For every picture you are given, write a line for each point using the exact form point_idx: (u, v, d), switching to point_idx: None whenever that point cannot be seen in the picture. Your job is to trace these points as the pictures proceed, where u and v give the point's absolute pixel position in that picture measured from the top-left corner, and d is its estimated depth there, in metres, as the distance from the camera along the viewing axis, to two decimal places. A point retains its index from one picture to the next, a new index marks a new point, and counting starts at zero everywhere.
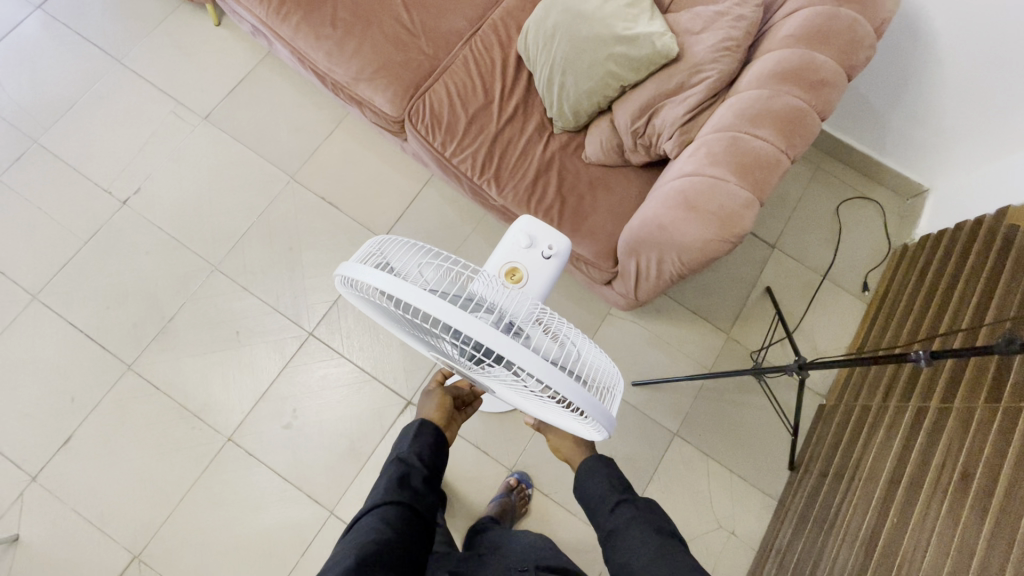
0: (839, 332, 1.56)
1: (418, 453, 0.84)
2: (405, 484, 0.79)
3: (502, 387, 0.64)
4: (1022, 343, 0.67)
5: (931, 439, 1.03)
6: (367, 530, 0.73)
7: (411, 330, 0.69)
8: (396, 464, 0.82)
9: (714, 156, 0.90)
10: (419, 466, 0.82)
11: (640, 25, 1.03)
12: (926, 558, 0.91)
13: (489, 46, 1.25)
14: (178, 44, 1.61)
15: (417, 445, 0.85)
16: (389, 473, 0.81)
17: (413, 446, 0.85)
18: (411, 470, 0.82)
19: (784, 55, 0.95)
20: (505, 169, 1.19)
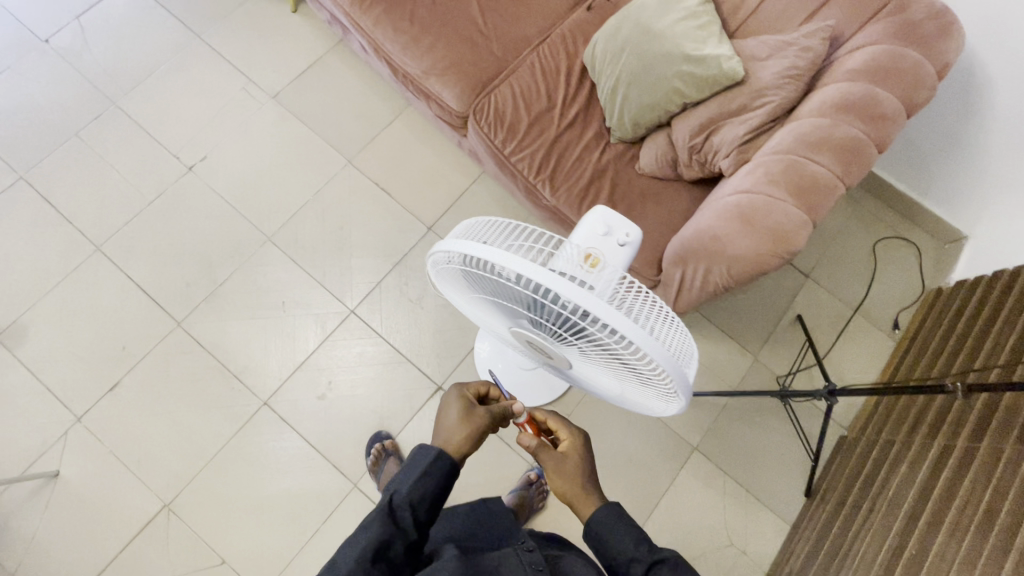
0: (866, 366, 1.57)
1: (416, 507, 0.66)
2: (387, 553, 0.62)
3: (584, 360, 0.67)
4: None
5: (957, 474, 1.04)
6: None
7: (492, 307, 0.71)
8: (387, 519, 0.64)
9: (771, 176, 0.94)
10: (410, 529, 0.64)
11: (708, 47, 1.07)
12: None
13: (556, 54, 1.31)
14: (255, 25, 1.70)
15: (418, 497, 0.66)
16: (369, 533, 0.62)
17: (412, 495, 0.66)
18: (395, 536, 0.63)
19: (847, 88, 0.99)
20: (560, 171, 1.24)
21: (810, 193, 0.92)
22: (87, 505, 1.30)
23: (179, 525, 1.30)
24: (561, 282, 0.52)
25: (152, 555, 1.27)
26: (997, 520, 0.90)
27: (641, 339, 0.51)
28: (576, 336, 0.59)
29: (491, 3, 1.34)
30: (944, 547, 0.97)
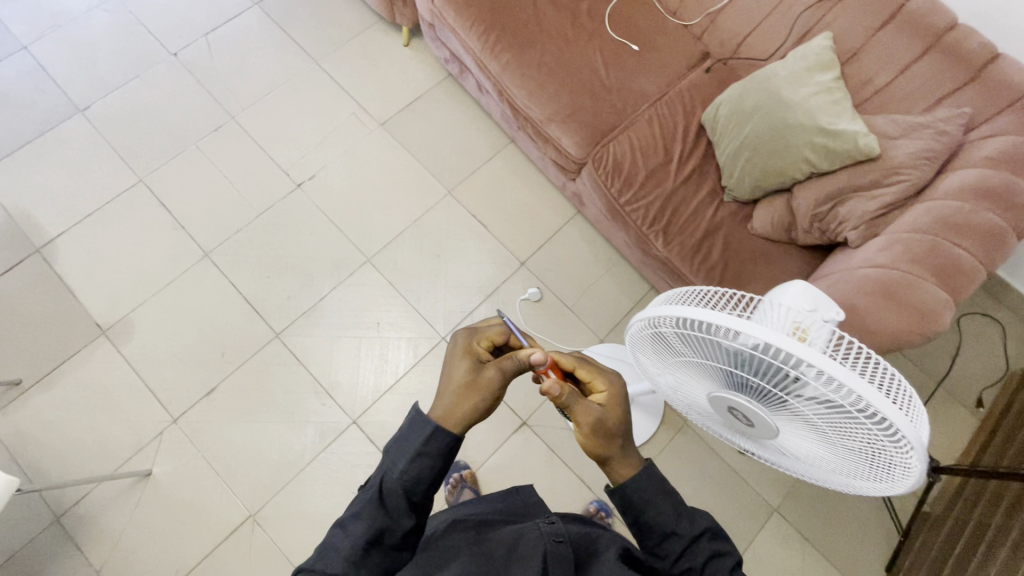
0: (950, 441, 1.55)
1: (407, 490, 0.65)
2: (382, 539, 0.64)
3: (789, 428, 0.67)
4: None
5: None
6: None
7: (684, 369, 0.73)
8: (376, 507, 0.64)
9: (912, 256, 0.97)
10: (403, 512, 0.65)
11: (842, 122, 1.12)
12: None
13: (674, 110, 1.36)
14: (369, 55, 1.79)
15: (407, 480, 0.65)
16: (359, 525, 0.63)
17: (403, 478, 0.65)
18: (389, 524, 0.64)
19: (985, 175, 1.02)
20: (675, 224, 1.27)
21: (955, 273, 0.94)
22: (174, 507, 1.31)
23: (261, 537, 1.30)
24: (795, 345, 0.54)
25: (233, 565, 1.28)
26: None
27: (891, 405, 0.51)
28: (794, 401, 0.60)
29: (614, 57, 1.40)
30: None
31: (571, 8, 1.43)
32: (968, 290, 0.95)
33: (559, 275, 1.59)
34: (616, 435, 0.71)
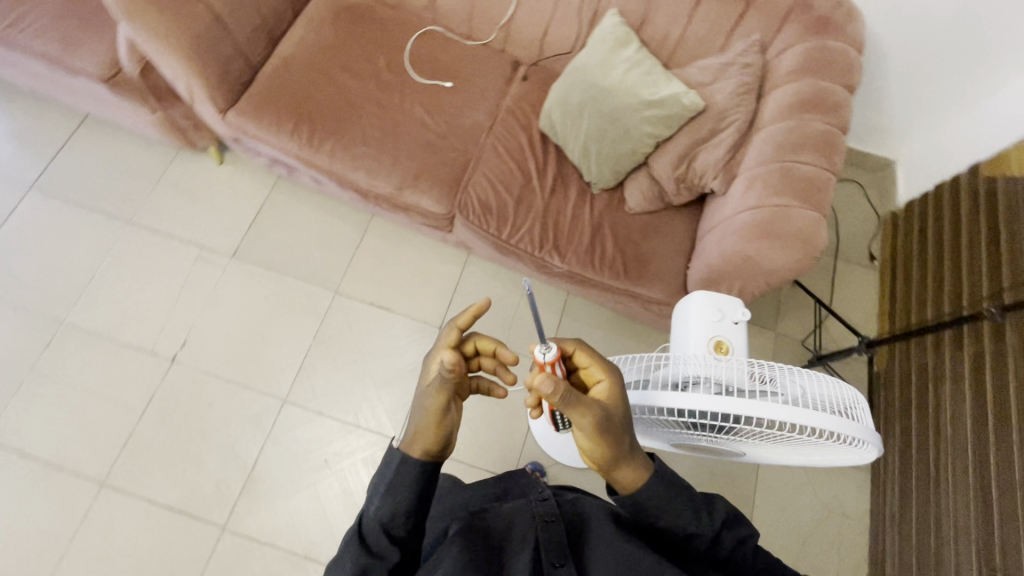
0: (864, 302, 1.69)
1: (386, 526, 0.66)
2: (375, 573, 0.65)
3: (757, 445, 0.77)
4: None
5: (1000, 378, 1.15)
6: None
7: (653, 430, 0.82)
8: (359, 546, 0.66)
9: (772, 187, 1.02)
10: (391, 545, 0.66)
11: (662, 88, 1.16)
12: None
13: (512, 130, 1.35)
14: (186, 190, 1.61)
15: (388, 518, 0.66)
16: (344, 565, 0.65)
17: (381, 513, 0.66)
18: (373, 563, 0.65)
19: (797, 88, 1.10)
20: (563, 237, 1.26)
21: (813, 187, 1.01)
22: None
23: None
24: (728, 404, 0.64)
25: None
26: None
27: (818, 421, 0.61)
28: (740, 431, 0.70)
29: (434, 102, 1.36)
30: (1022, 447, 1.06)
31: (371, 71, 1.37)
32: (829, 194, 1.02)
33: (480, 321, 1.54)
34: (622, 434, 0.62)
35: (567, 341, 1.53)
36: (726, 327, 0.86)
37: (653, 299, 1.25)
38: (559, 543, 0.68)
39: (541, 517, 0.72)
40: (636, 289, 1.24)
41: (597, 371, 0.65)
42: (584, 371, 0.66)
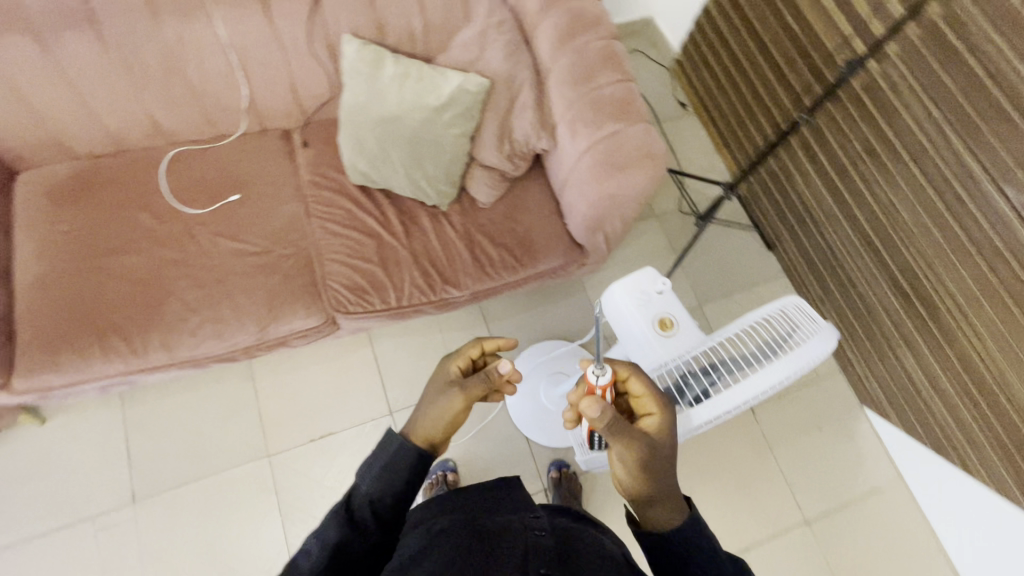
0: (701, 144, 1.83)
1: (374, 503, 0.68)
2: (348, 549, 0.64)
3: None
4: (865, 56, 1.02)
5: (835, 144, 1.37)
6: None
7: None
8: (342, 517, 0.66)
9: (593, 121, 1.06)
10: (369, 525, 0.67)
11: (443, 89, 1.14)
12: (904, 211, 1.24)
13: (330, 201, 1.25)
14: (26, 474, 1.31)
15: (375, 497, 0.68)
16: (326, 527, 0.66)
17: (375, 485, 0.69)
18: (352, 536, 0.65)
19: (555, 23, 1.13)
20: (447, 269, 1.21)
21: (626, 102, 1.07)
22: None
23: None
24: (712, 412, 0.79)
25: None
26: (887, 142, 1.23)
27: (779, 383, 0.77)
28: None
29: (236, 225, 1.21)
30: (876, 185, 1.29)
31: (147, 235, 1.18)
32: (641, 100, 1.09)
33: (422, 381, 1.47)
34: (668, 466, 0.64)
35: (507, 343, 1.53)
36: (655, 300, 0.90)
37: (556, 268, 1.26)
38: (553, 552, 0.62)
39: (534, 529, 0.67)
40: (538, 269, 1.24)
41: (651, 405, 0.69)
42: (639, 401, 0.71)
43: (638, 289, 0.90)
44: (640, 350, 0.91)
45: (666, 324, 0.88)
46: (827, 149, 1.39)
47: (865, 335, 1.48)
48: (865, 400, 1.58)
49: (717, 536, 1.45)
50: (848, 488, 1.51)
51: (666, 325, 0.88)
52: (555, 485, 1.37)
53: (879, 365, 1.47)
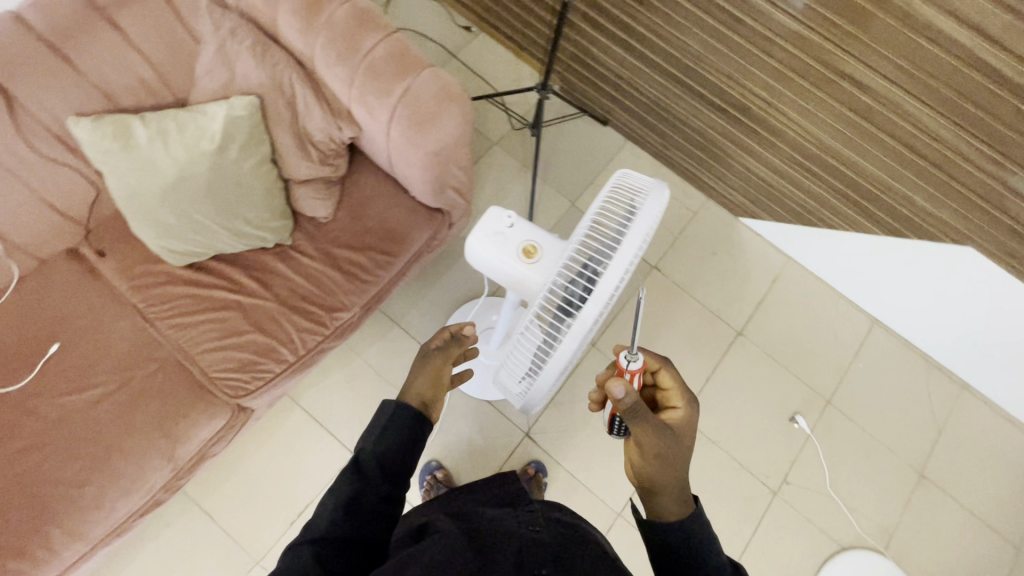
0: (502, 55, 1.83)
1: (380, 459, 0.73)
2: (360, 500, 0.69)
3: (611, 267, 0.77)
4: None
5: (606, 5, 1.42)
6: (301, 564, 0.64)
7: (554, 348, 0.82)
8: (352, 470, 0.72)
9: (381, 88, 1.01)
10: (376, 479, 0.72)
11: (213, 126, 1.03)
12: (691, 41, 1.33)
13: (166, 295, 1.11)
14: None
15: (381, 454, 0.73)
16: (340, 482, 0.71)
17: (381, 442, 0.74)
18: (362, 488, 0.70)
19: (289, 4, 1.03)
20: (326, 297, 1.15)
21: (399, 50, 1.02)
22: None
23: None
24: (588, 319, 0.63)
25: None
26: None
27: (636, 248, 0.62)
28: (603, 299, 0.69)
29: (76, 373, 1.05)
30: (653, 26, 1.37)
31: None
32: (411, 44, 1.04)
33: (367, 410, 1.42)
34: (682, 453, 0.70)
35: (426, 330, 1.51)
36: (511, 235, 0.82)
37: (429, 240, 1.24)
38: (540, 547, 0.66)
39: (530, 524, 0.72)
40: (411, 250, 1.22)
41: (678, 399, 0.74)
42: (666, 392, 0.76)
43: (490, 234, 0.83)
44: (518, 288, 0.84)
45: (531, 251, 0.81)
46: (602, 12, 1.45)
47: (713, 160, 1.62)
48: (738, 213, 1.75)
49: (680, 382, 1.60)
50: (756, 290, 1.71)
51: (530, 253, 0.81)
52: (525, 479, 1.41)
53: (732, 178, 1.63)
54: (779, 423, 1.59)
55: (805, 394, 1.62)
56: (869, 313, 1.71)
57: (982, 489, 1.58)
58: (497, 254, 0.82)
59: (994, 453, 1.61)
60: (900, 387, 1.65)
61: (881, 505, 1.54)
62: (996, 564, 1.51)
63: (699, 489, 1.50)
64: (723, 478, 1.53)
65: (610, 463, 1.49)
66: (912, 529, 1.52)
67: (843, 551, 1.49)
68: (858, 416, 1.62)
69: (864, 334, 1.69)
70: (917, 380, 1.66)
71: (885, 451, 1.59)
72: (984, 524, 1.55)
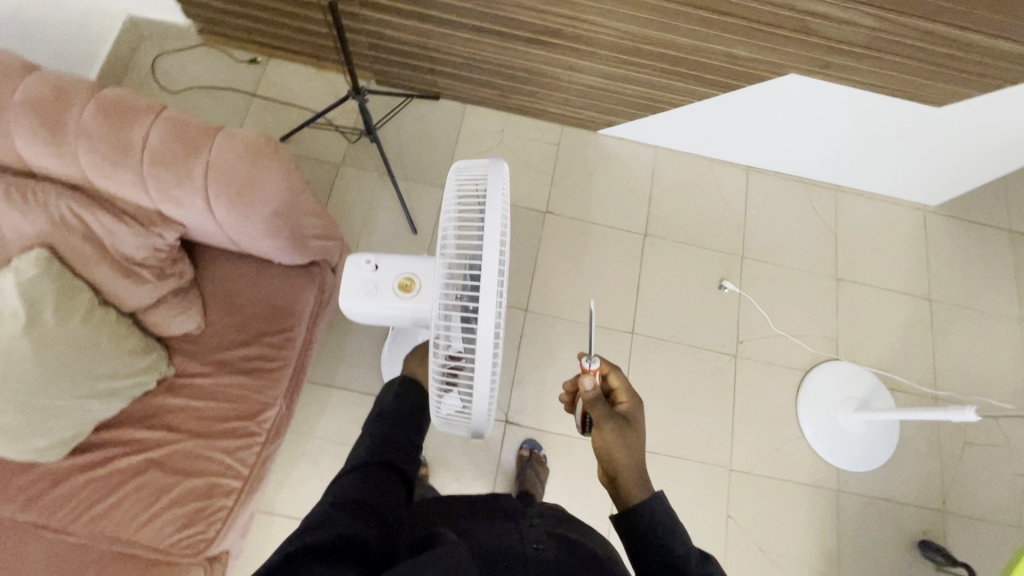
0: (302, 74, 1.70)
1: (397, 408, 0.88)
2: (387, 435, 0.84)
3: None
4: None
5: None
6: (349, 486, 0.76)
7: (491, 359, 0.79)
8: (378, 417, 0.87)
9: (182, 176, 0.91)
10: (397, 418, 0.87)
11: (12, 302, 0.88)
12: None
13: (61, 495, 0.96)
14: None
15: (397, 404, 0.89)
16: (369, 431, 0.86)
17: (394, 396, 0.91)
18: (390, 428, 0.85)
19: (25, 131, 0.87)
20: (242, 405, 1.05)
21: (176, 126, 0.91)
22: None
23: None
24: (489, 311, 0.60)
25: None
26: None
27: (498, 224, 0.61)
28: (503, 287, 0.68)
29: None
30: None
31: None
32: (187, 113, 0.95)
33: None
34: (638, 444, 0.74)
35: (364, 378, 1.43)
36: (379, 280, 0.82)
37: (318, 296, 1.19)
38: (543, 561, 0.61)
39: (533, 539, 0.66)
40: (306, 315, 1.15)
41: (625, 394, 0.78)
42: (614, 391, 0.80)
43: (359, 289, 0.83)
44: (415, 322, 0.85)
45: (406, 285, 0.81)
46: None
47: (551, 90, 1.61)
48: (595, 127, 1.78)
49: (616, 302, 1.65)
50: (643, 189, 1.76)
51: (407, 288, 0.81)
52: (527, 463, 1.42)
53: (575, 99, 1.63)
54: (712, 295, 1.69)
55: (722, 259, 1.73)
56: (741, 164, 1.83)
57: (886, 267, 1.78)
58: (376, 297, 0.81)
59: (882, 233, 1.81)
60: (792, 215, 1.80)
61: (820, 320, 1.70)
62: (919, 319, 1.74)
63: (674, 387, 1.59)
64: (690, 366, 1.62)
65: None
66: (848, 326, 1.71)
67: (808, 373, 1.64)
68: (772, 256, 1.75)
69: (745, 184, 1.81)
70: (802, 202, 1.81)
71: (804, 274, 1.75)
72: (899, 293, 1.76)
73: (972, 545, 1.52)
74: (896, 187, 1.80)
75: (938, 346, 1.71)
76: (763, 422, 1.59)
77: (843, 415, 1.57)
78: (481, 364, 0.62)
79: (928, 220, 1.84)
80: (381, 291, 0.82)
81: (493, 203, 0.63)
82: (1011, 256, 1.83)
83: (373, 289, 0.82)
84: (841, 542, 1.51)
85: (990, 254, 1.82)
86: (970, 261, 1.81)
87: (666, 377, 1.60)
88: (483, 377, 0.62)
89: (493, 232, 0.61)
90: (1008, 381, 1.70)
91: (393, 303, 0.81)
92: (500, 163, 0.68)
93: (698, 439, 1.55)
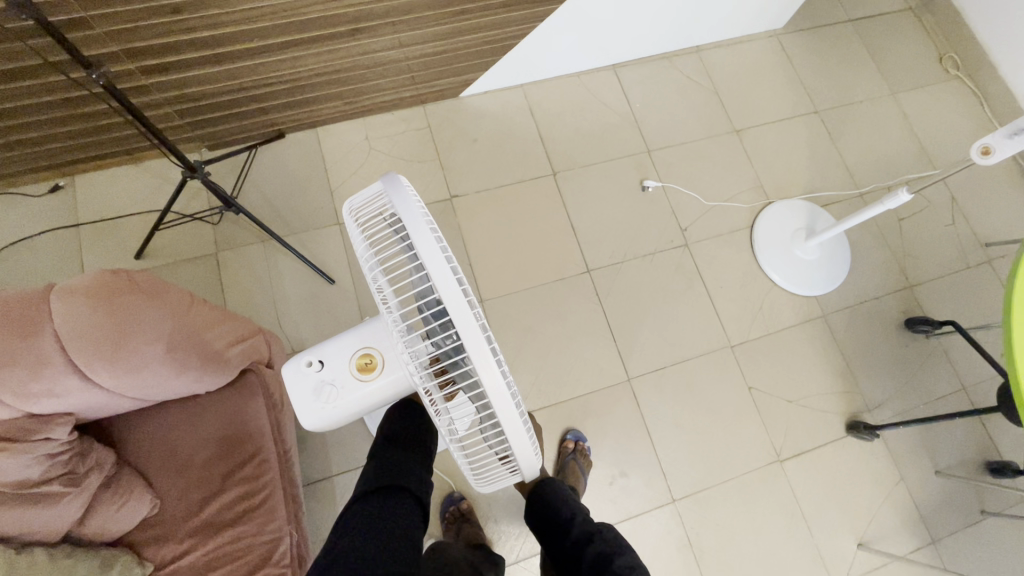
0: (122, 178, 1.45)
1: (405, 432, 0.87)
2: (400, 458, 0.83)
3: None
4: (32, 14, 0.68)
5: (147, 54, 1.08)
6: (374, 505, 0.76)
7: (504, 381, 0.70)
8: (385, 439, 0.86)
9: (34, 360, 0.77)
10: (405, 441, 0.86)
11: None
12: (278, 18, 1.09)
13: None
14: None
15: (402, 427, 0.87)
16: (380, 453, 0.84)
17: (396, 417, 0.89)
18: (401, 453, 0.84)
19: None
20: (247, 559, 0.90)
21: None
22: (831, 498, 1.46)
23: (770, 440, 1.49)
24: (468, 332, 0.51)
25: (798, 429, 1.51)
26: (152, 12, 0.98)
27: (429, 239, 0.53)
28: (474, 299, 0.59)
29: None
30: (216, 32, 1.07)
31: None
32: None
33: None
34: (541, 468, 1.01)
35: (360, 450, 1.31)
36: (333, 375, 0.75)
37: (269, 405, 1.04)
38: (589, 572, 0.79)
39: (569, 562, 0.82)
40: (266, 430, 1.01)
41: None
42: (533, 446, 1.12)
43: (315, 395, 0.75)
44: (393, 396, 0.78)
45: (364, 367, 0.74)
46: (152, 63, 1.11)
47: (396, 75, 1.46)
48: (456, 93, 1.66)
49: (559, 250, 1.59)
50: (530, 132, 1.69)
51: (367, 368, 0.73)
52: (571, 455, 1.36)
53: (423, 74, 1.50)
54: (640, 199, 1.67)
55: (633, 162, 1.70)
56: (607, 66, 1.78)
57: (772, 101, 1.83)
58: (339, 395, 0.75)
59: (754, 71, 1.85)
60: (673, 92, 1.79)
61: (741, 176, 1.74)
62: (817, 134, 1.82)
63: (650, 301, 1.58)
64: (653, 274, 1.60)
65: (586, 360, 1.50)
66: (765, 169, 1.75)
67: (754, 227, 1.68)
68: (674, 138, 1.75)
69: (618, 82, 1.77)
70: (675, 75, 1.81)
71: (709, 141, 1.76)
72: (791, 118, 1.82)
73: (944, 302, 1.66)
74: (748, 24, 1.82)
75: (842, 149, 1.80)
76: (739, 290, 1.62)
77: (798, 249, 1.63)
78: (500, 406, 0.53)
79: (784, 43, 1.90)
80: (341, 385, 0.74)
81: (419, 231, 0.53)
82: (863, 41, 1.93)
83: (331, 388, 0.74)
84: (847, 356, 1.59)
85: (846, 48, 1.92)
86: (833, 62, 1.90)
87: (637, 294, 1.58)
88: (510, 415, 0.54)
89: (437, 262, 0.52)
90: (909, 151, 1.82)
91: (361, 391, 0.74)
92: (397, 180, 0.58)
93: (693, 336, 1.56)
